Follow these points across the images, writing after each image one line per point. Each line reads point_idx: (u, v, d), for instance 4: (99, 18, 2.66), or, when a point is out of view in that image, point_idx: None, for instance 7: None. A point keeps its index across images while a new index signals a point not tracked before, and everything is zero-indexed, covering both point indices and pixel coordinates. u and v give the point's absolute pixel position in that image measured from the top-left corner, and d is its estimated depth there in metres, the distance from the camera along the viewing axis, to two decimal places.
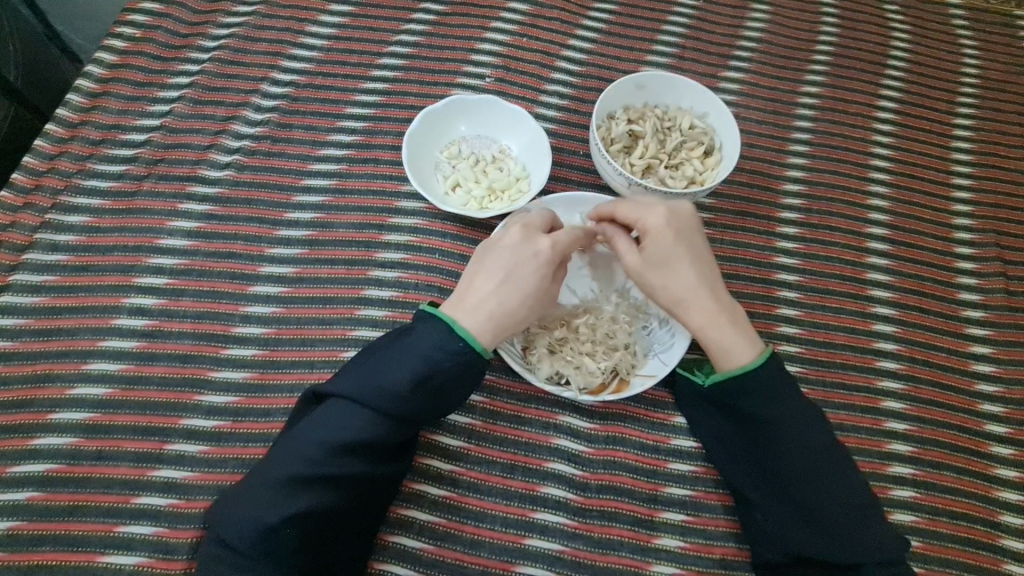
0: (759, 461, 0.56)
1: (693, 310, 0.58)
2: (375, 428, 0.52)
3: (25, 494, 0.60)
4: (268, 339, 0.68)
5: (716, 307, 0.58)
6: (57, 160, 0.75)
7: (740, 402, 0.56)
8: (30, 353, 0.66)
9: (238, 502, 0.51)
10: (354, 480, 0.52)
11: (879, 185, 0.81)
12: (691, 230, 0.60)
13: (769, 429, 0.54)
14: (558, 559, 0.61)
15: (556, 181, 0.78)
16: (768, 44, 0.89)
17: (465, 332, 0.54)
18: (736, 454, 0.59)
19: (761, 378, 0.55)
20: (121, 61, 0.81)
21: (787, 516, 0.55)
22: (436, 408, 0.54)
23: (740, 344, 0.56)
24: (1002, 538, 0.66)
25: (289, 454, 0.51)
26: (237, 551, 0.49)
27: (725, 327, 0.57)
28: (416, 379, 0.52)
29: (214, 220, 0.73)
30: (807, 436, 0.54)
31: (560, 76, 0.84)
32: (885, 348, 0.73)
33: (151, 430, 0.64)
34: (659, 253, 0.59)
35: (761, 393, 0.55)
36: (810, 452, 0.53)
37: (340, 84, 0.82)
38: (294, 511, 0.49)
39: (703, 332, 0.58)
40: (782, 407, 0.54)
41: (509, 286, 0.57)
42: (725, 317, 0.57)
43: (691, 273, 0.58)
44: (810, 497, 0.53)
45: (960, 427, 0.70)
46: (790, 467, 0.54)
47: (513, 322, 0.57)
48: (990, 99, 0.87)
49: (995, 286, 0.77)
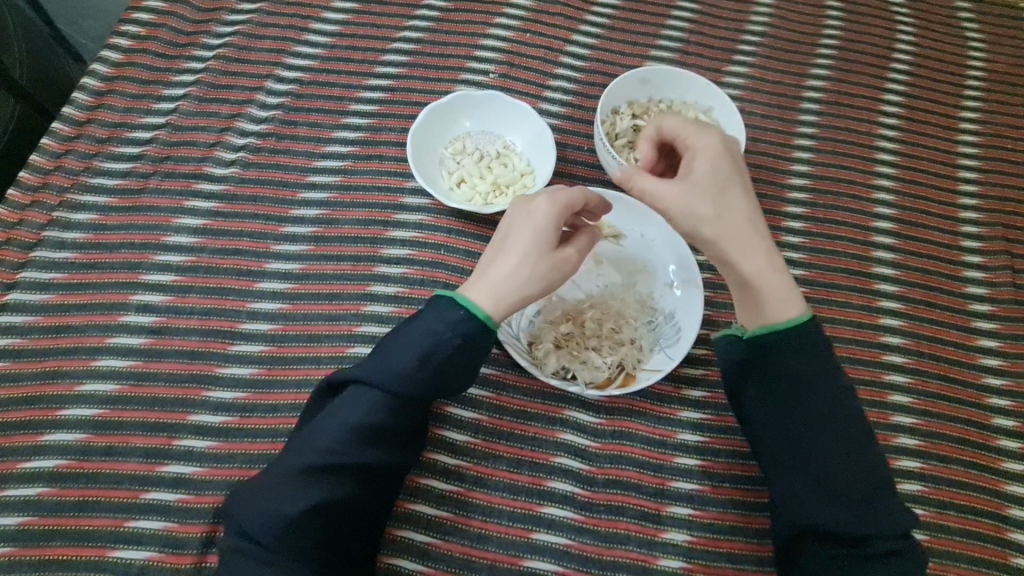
0: (786, 428, 0.54)
1: (747, 254, 0.55)
2: (388, 409, 0.52)
3: (36, 490, 0.61)
4: (274, 336, 0.68)
5: (766, 255, 0.56)
6: (64, 158, 0.75)
7: (778, 362, 0.54)
8: (39, 350, 0.66)
9: (255, 496, 0.51)
10: (370, 464, 0.52)
11: (885, 178, 0.81)
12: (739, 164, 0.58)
13: (806, 390, 0.53)
14: (565, 553, 0.61)
15: (561, 177, 0.78)
16: (773, 38, 0.89)
17: (463, 300, 0.54)
18: (758, 422, 0.56)
19: (804, 334, 0.54)
20: (126, 59, 0.81)
21: (810, 487, 0.52)
22: (447, 385, 0.54)
23: (792, 297, 0.55)
24: (1010, 532, 0.65)
25: (305, 445, 0.51)
26: (260, 545, 0.49)
27: (777, 275, 0.55)
28: (425, 357, 0.52)
29: (220, 217, 0.74)
30: (840, 401, 0.53)
31: (564, 71, 0.84)
32: (891, 342, 0.73)
33: (159, 426, 0.64)
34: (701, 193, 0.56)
35: (803, 358, 0.54)
36: (841, 417, 0.53)
37: (343, 81, 0.82)
38: (315, 499, 0.49)
39: (760, 279, 0.55)
40: (820, 367, 0.54)
41: (510, 250, 0.56)
42: (773, 264, 0.56)
43: (739, 213, 0.56)
44: (839, 465, 0.52)
45: (967, 421, 0.70)
46: (823, 432, 0.52)
47: (514, 282, 0.55)
48: (997, 92, 0.87)
49: (1002, 279, 0.77)
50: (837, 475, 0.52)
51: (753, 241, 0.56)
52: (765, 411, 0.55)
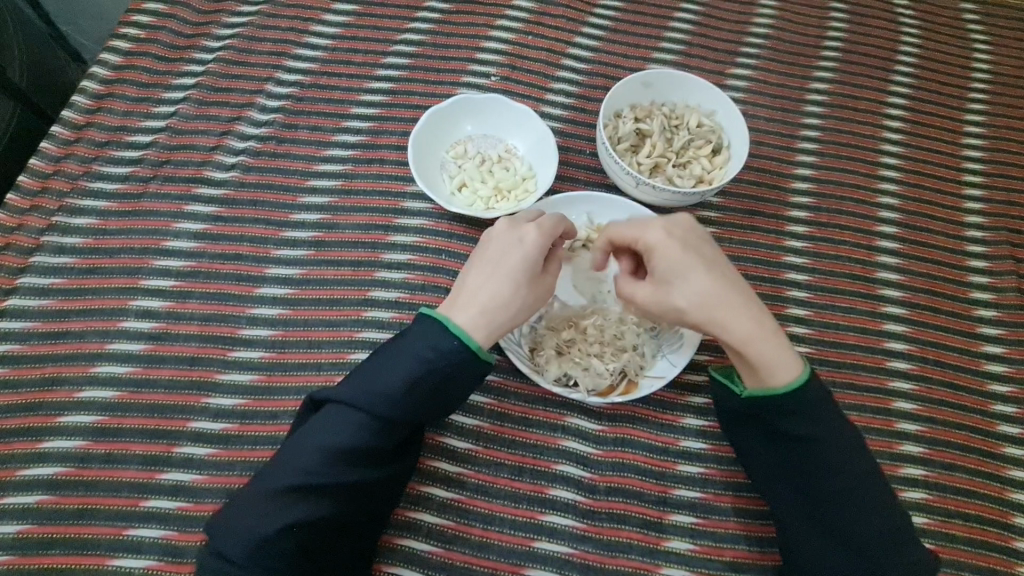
0: (795, 481, 0.55)
1: (732, 325, 0.54)
2: (370, 432, 0.52)
3: (35, 498, 0.61)
4: (275, 342, 0.68)
5: (755, 322, 0.54)
6: (63, 163, 0.75)
7: (779, 421, 0.54)
8: (39, 356, 0.66)
9: (234, 512, 0.50)
10: (350, 486, 0.51)
11: (889, 183, 0.80)
12: (696, 238, 0.57)
13: (812, 451, 0.53)
14: (567, 562, 0.60)
15: (562, 181, 0.77)
16: (776, 40, 0.88)
17: (455, 326, 0.54)
18: (767, 473, 0.57)
19: (801, 398, 0.53)
20: (125, 62, 0.81)
21: (819, 537, 0.53)
22: (432, 409, 0.54)
23: (781, 360, 0.53)
24: (1015, 540, 0.65)
25: (286, 463, 0.51)
26: (233, 565, 0.49)
27: (767, 341, 0.54)
28: (411, 380, 0.52)
29: (219, 222, 0.73)
30: (850, 459, 0.52)
31: (566, 74, 0.84)
32: (895, 348, 0.72)
33: (159, 434, 0.64)
34: (671, 272, 0.56)
35: (806, 415, 0.53)
36: (852, 477, 0.52)
37: (344, 84, 0.81)
38: (291, 519, 0.49)
39: (747, 347, 0.54)
40: (827, 429, 0.53)
41: (501, 278, 0.57)
42: (764, 330, 0.54)
43: (722, 280, 0.55)
44: (849, 521, 0.52)
45: (972, 428, 0.69)
46: (832, 487, 0.52)
47: (507, 312, 0.56)
48: (1002, 95, 0.86)
49: (1007, 285, 0.76)
50: (847, 528, 0.52)
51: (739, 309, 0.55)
52: (773, 465, 0.56)
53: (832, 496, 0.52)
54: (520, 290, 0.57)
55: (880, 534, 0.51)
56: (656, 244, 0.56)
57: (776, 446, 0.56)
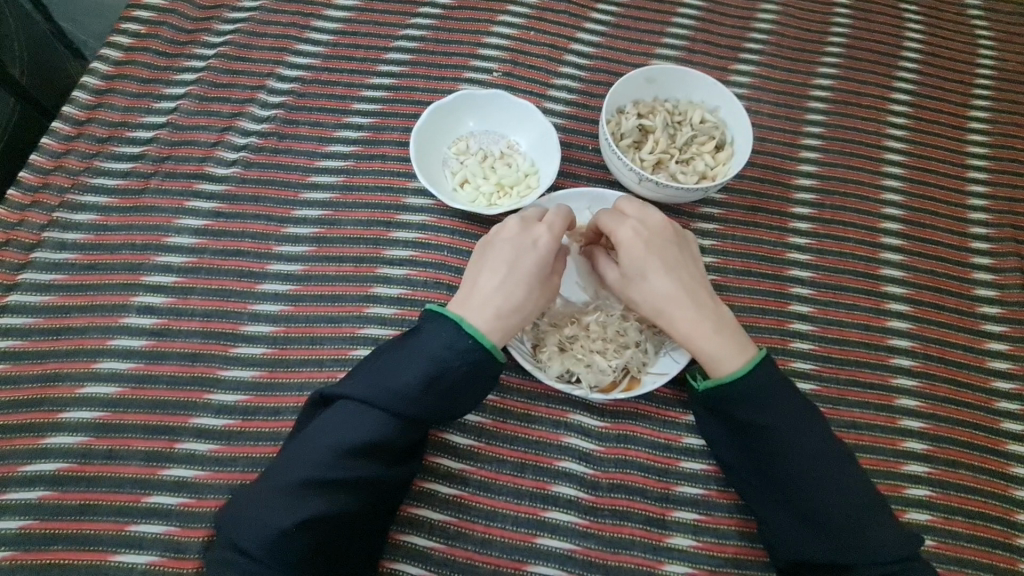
0: (757, 467, 0.56)
1: (678, 320, 0.58)
2: (387, 430, 0.51)
3: (37, 493, 0.60)
4: (277, 338, 0.68)
5: (706, 320, 0.57)
6: (64, 159, 0.74)
7: (731, 410, 0.55)
8: (40, 352, 0.66)
9: (247, 506, 0.50)
10: (365, 483, 0.51)
11: (892, 179, 0.80)
12: (663, 236, 0.60)
13: (764, 436, 0.54)
14: (569, 558, 0.60)
15: (565, 177, 0.77)
16: (780, 36, 0.87)
17: (473, 330, 0.54)
18: (734, 460, 0.58)
19: (745, 386, 0.54)
20: (127, 57, 0.80)
21: (789, 519, 0.54)
22: (447, 409, 0.54)
23: (727, 354, 0.56)
24: (1018, 538, 0.65)
25: (302, 458, 0.51)
26: (249, 557, 0.49)
27: (711, 336, 0.57)
28: (427, 380, 0.52)
29: (221, 218, 0.73)
30: (803, 439, 0.53)
31: (569, 70, 0.83)
32: (899, 345, 0.72)
33: (161, 430, 0.63)
34: (631, 267, 0.59)
35: (758, 399, 0.54)
36: (807, 457, 0.53)
37: (346, 80, 0.81)
38: (307, 515, 0.48)
39: (691, 341, 0.57)
40: (774, 413, 0.53)
41: (515, 281, 0.57)
42: (714, 327, 0.57)
43: (676, 279, 0.58)
44: (812, 501, 0.52)
45: (975, 425, 0.69)
46: (788, 470, 0.53)
47: (520, 315, 0.57)
48: (1006, 91, 0.86)
49: (1010, 281, 0.76)
50: (811, 509, 0.52)
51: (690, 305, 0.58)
52: (737, 451, 0.58)
53: (791, 478, 0.53)
54: (533, 293, 0.58)
55: (844, 512, 0.51)
56: (621, 240, 0.59)
57: (734, 434, 0.57)
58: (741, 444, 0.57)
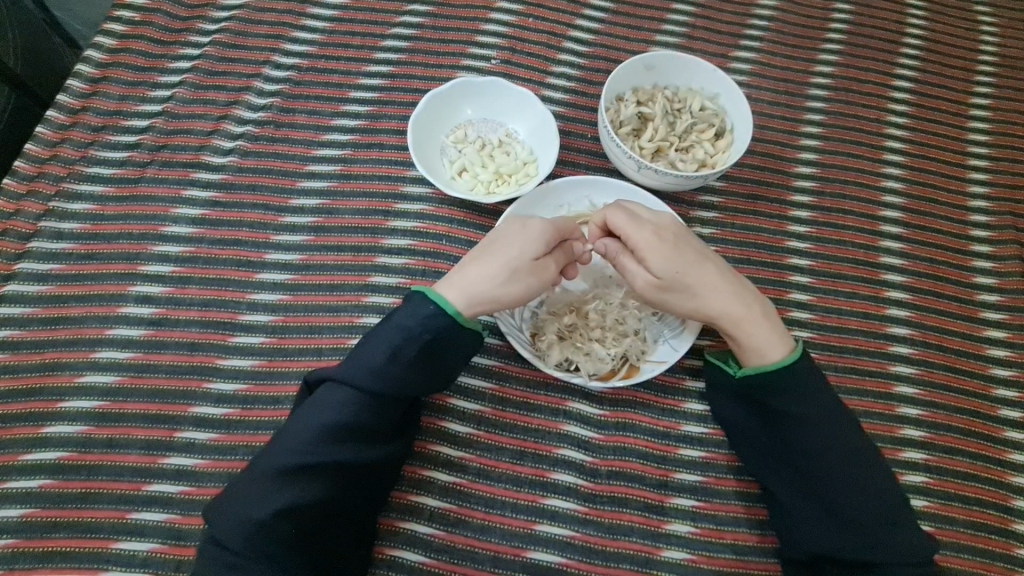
0: (782, 458, 0.56)
1: (726, 310, 0.59)
2: (359, 408, 0.52)
3: (37, 482, 0.61)
4: (275, 327, 0.68)
5: (747, 307, 0.59)
6: (59, 148, 0.74)
7: (771, 399, 0.56)
8: (38, 342, 0.66)
9: (227, 502, 0.50)
10: (342, 465, 0.51)
11: (893, 167, 0.80)
12: (685, 237, 0.61)
13: (801, 430, 0.54)
14: (568, 545, 0.61)
15: (564, 165, 0.77)
16: (780, 22, 0.87)
17: (438, 296, 0.55)
18: (761, 451, 0.58)
19: (790, 378, 0.55)
20: (121, 45, 0.80)
21: (815, 514, 0.54)
22: (421, 383, 0.54)
23: (774, 341, 0.57)
24: (1014, 522, 0.65)
25: (277, 447, 0.51)
26: (230, 552, 0.48)
27: (761, 325, 0.58)
28: (394, 352, 0.53)
29: (218, 207, 0.73)
30: (841, 434, 0.53)
31: (568, 57, 0.82)
32: (897, 332, 0.72)
33: (160, 418, 0.64)
34: (671, 265, 0.59)
35: (794, 392, 0.55)
36: (842, 453, 0.53)
37: (342, 68, 0.80)
38: (284, 501, 0.49)
39: (743, 332, 0.58)
40: (814, 406, 0.54)
41: (485, 255, 0.58)
42: (761, 314, 0.59)
43: (716, 275, 0.60)
44: (842, 498, 0.52)
45: (973, 412, 0.69)
46: (823, 463, 0.53)
47: (486, 284, 0.57)
48: (1007, 78, 0.85)
49: (1010, 269, 0.76)
50: (838, 504, 0.52)
51: (731, 294, 0.59)
52: (763, 441, 0.58)
53: (824, 472, 0.53)
54: (507, 265, 0.57)
55: (873, 509, 0.52)
56: (646, 244, 0.59)
57: (767, 425, 0.57)
58: (767, 434, 0.57)
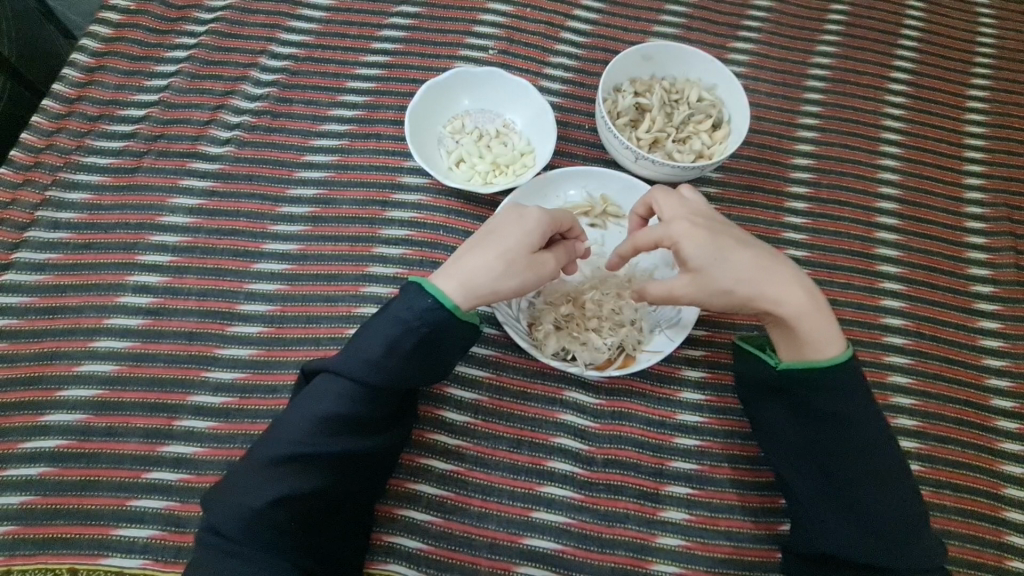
0: (809, 454, 0.56)
1: (783, 300, 0.54)
2: (355, 400, 0.52)
3: (37, 470, 0.61)
4: (273, 317, 0.68)
5: (806, 294, 0.54)
6: (55, 137, 0.74)
7: (809, 396, 0.55)
8: (36, 331, 0.66)
9: (225, 490, 0.51)
10: (340, 455, 0.51)
11: (890, 158, 0.80)
12: (722, 224, 0.58)
13: (835, 429, 0.54)
14: (565, 532, 0.61)
15: (561, 156, 0.77)
16: (780, 13, 0.86)
17: (434, 288, 0.54)
18: (787, 445, 0.58)
19: (835, 378, 0.53)
20: (116, 34, 0.79)
21: (832, 513, 0.54)
22: (418, 375, 0.54)
23: (830, 334, 0.54)
24: (1005, 510, 0.66)
25: (276, 436, 0.52)
26: (228, 539, 0.49)
27: (817, 314, 0.54)
28: (392, 344, 0.53)
29: (215, 197, 0.72)
30: (874, 438, 0.53)
31: (565, 47, 0.82)
32: (892, 323, 0.72)
33: (159, 407, 0.64)
34: (712, 254, 0.55)
35: (835, 393, 0.53)
36: (873, 457, 0.53)
37: (339, 57, 0.80)
38: (282, 490, 0.49)
39: (801, 323, 0.54)
40: (856, 408, 0.53)
41: (484, 246, 0.57)
42: (818, 304, 0.54)
43: (764, 261, 0.56)
44: (865, 500, 0.52)
45: (965, 402, 0.70)
46: (852, 463, 0.53)
47: (486, 276, 0.56)
48: (1006, 70, 0.85)
49: (1005, 261, 0.76)
50: (856, 505, 0.53)
51: (784, 281, 0.55)
52: (793, 436, 0.57)
53: (853, 473, 0.53)
54: (506, 256, 0.57)
55: (896, 514, 0.52)
56: (683, 233, 0.56)
57: (798, 420, 0.57)
58: (797, 430, 0.57)
